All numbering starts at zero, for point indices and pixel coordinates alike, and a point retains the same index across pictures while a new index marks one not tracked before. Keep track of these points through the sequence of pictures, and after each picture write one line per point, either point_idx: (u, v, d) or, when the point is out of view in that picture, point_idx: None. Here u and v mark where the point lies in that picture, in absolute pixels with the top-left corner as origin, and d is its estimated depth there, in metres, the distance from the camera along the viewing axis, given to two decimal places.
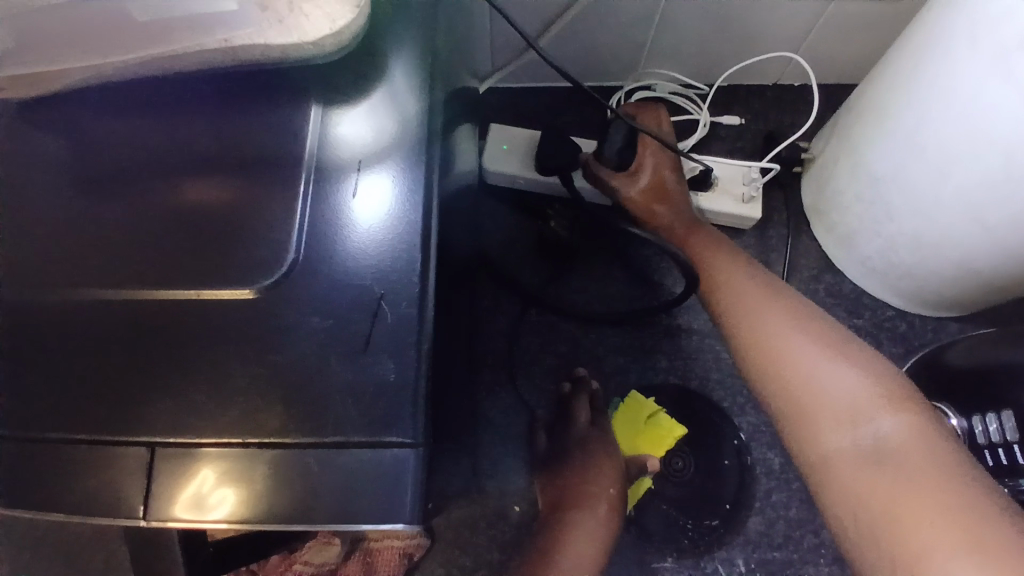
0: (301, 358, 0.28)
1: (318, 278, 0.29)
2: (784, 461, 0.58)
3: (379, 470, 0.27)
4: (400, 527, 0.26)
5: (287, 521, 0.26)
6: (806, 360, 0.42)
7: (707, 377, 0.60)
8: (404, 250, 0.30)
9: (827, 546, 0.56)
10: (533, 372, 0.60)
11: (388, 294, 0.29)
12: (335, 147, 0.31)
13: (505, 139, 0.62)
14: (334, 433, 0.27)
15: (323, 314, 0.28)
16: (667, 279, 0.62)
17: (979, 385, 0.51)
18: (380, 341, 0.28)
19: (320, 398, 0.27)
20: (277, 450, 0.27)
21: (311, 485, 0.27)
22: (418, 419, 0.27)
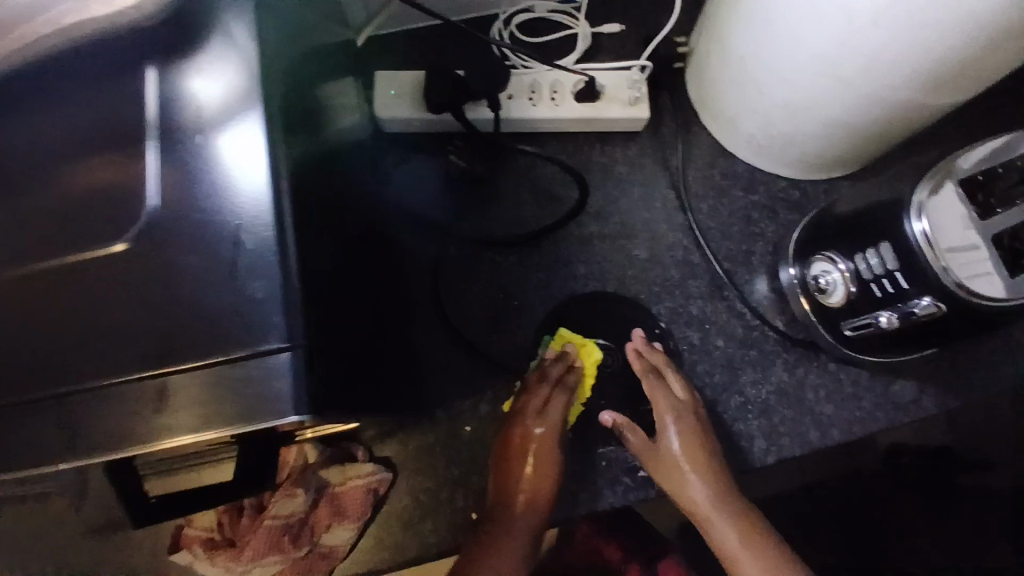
0: (183, 296, 0.31)
1: (179, 222, 0.32)
2: (703, 334, 0.64)
3: (263, 375, 0.31)
4: (293, 418, 0.31)
5: (199, 428, 0.31)
6: (739, 555, 0.54)
7: (624, 275, 0.64)
8: (257, 189, 0.32)
9: (751, 401, 0.62)
10: (463, 302, 0.62)
11: (247, 229, 0.32)
12: (176, 101, 0.33)
13: (392, 84, 0.62)
14: (221, 352, 0.31)
15: (188, 253, 0.31)
16: (560, 185, 0.66)
17: (862, 228, 0.54)
18: (246, 268, 0.32)
19: (211, 326, 0.31)
20: (174, 376, 0.31)
21: (210, 397, 0.31)
22: (296, 327, 0.31)
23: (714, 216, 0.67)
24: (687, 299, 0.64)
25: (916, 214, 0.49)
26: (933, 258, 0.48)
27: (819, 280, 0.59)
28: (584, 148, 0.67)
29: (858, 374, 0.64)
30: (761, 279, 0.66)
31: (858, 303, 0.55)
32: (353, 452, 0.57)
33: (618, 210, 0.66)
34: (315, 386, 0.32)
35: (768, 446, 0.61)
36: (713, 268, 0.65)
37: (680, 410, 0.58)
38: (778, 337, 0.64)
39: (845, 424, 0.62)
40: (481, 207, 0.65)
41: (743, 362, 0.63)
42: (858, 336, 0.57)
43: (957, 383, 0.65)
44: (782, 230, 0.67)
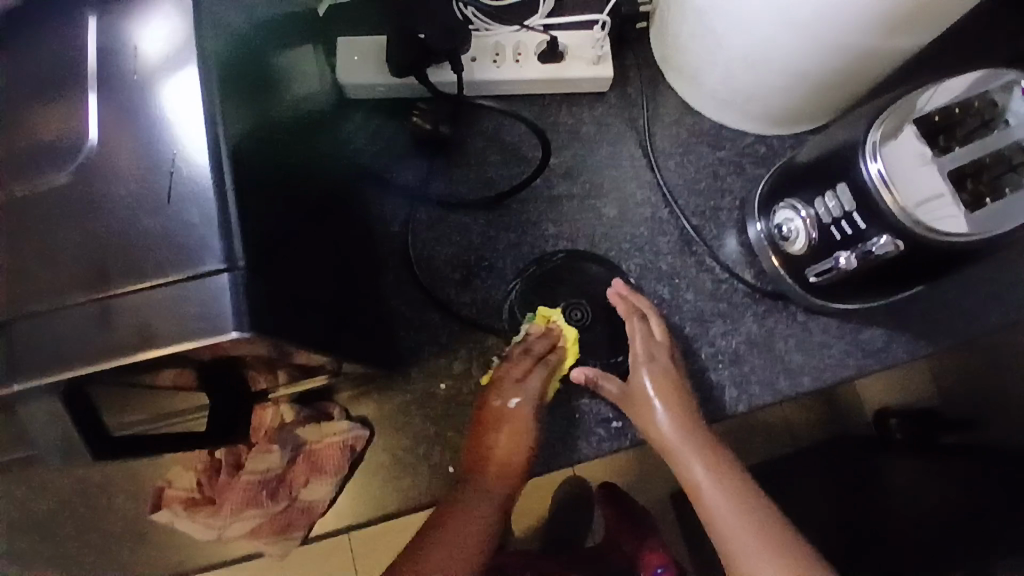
0: (120, 222, 0.33)
1: (117, 154, 0.34)
2: (672, 289, 0.64)
3: (200, 296, 0.32)
4: (232, 334, 0.32)
5: (136, 349, 0.32)
6: (705, 486, 0.54)
7: (593, 233, 0.65)
8: (195, 124, 0.34)
9: (721, 352, 0.63)
10: (433, 263, 0.63)
11: (182, 157, 0.34)
12: (113, 43, 0.35)
13: (355, 50, 0.63)
14: (159, 273, 0.33)
15: (127, 182, 0.34)
16: (526, 144, 0.67)
17: (821, 173, 0.55)
18: (182, 193, 0.33)
19: (147, 252, 0.33)
20: (112, 297, 0.32)
21: (146, 317, 0.32)
22: (235, 249, 0.33)
23: (681, 172, 0.67)
24: (656, 255, 0.65)
25: (872, 154, 0.50)
26: (889, 198, 0.49)
27: (782, 228, 0.60)
28: (551, 110, 0.68)
29: (828, 324, 0.64)
30: (730, 235, 0.66)
31: (819, 249, 0.56)
32: (329, 410, 0.58)
33: (585, 170, 0.67)
34: (258, 304, 0.33)
35: (738, 395, 0.62)
36: (681, 223, 0.66)
37: (654, 352, 0.58)
38: (747, 290, 0.64)
39: (815, 372, 0.63)
40: (450, 172, 0.66)
41: (713, 315, 0.64)
42: (823, 283, 0.58)
43: (928, 329, 0.65)
44: (750, 185, 0.67)
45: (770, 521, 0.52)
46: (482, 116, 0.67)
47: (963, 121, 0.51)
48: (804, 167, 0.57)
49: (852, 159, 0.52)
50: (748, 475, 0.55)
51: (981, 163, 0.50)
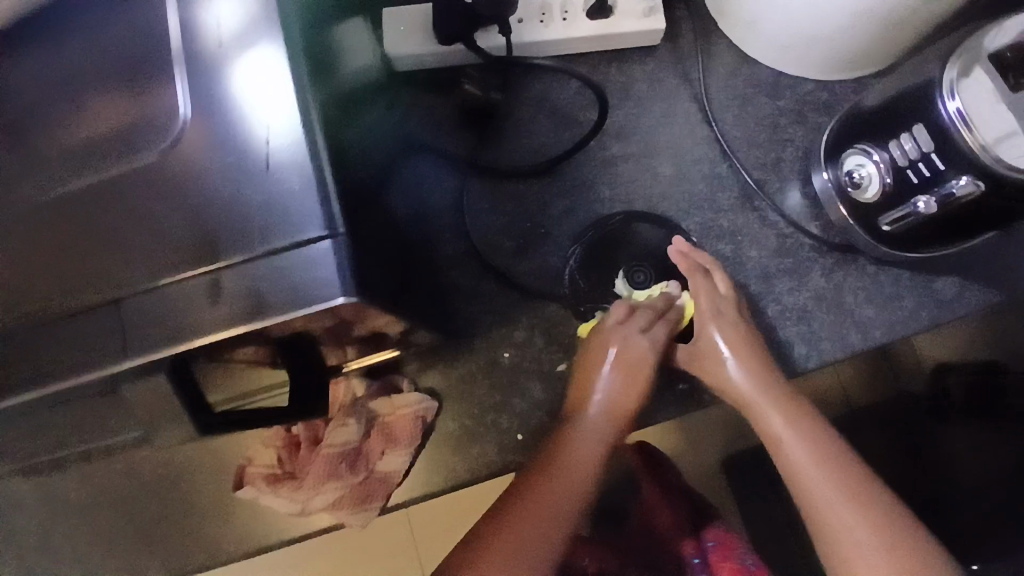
0: (219, 196, 0.34)
1: (210, 129, 0.34)
2: (735, 247, 0.63)
3: (307, 264, 0.33)
4: (340, 300, 0.33)
5: (247, 320, 0.33)
6: (785, 436, 0.53)
7: (650, 193, 0.64)
8: (282, 95, 0.34)
9: (789, 309, 0.61)
10: (489, 233, 0.63)
11: (273, 127, 0.34)
12: (192, 18, 0.35)
13: (400, 19, 0.62)
14: (262, 244, 0.33)
15: (223, 155, 0.34)
16: (577, 106, 0.65)
17: (896, 114, 0.52)
18: (277, 163, 0.34)
19: (248, 225, 0.33)
20: (218, 270, 0.33)
21: (255, 288, 0.33)
22: (333, 216, 0.33)
23: (739, 125, 0.65)
24: (717, 212, 0.63)
25: (949, 91, 0.47)
26: (968, 136, 0.46)
27: (853, 175, 0.57)
28: (600, 68, 0.66)
29: (899, 275, 0.62)
30: (793, 188, 0.64)
31: (895, 196, 0.54)
32: (397, 383, 0.59)
33: (639, 128, 0.65)
34: (358, 270, 0.34)
35: (808, 351, 0.61)
36: (741, 178, 0.64)
37: (720, 310, 0.57)
38: (814, 244, 0.62)
39: (887, 325, 0.61)
40: (501, 140, 0.65)
41: (779, 271, 0.62)
42: (897, 231, 0.56)
43: (1005, 276, 0.63)
44: (812, 134, 0.65)
45: (849, 467, 0.51)
46: (530, 80, 0.65)
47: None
48: (875, 109, 0.55)
49: (929, 97, 0.49)
50: (826, 425, 0.54)
51: None
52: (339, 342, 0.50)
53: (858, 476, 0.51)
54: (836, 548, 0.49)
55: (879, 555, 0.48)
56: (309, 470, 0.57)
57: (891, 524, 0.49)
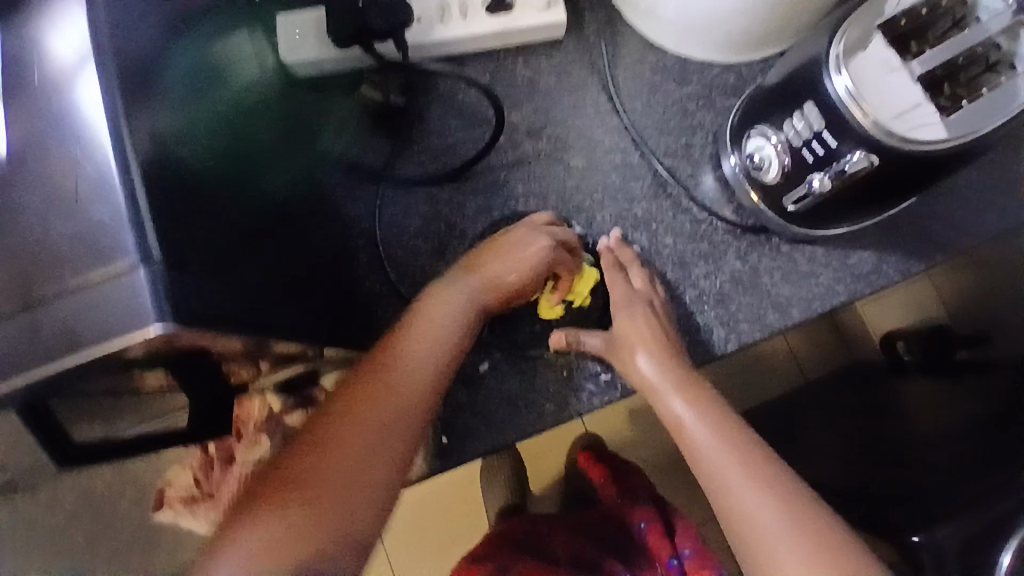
0: (34, 229, 0.33)
1: (27, 160, 0.34)
2: (650, 235, 0.63)
3: (119, 295, 0.32)
4: (153, 330, 0.32)
5: (71, 351, 0.32)
6: (692, 422, 0.54)
7: (563, 187, 0.63)
8: (99, 123, 0.33)
9: (705, 293, 0.62)
10: (402, 239, 0.62)
11: (85, 155, 0.33)
12: (13, 50, 0.35)
13: (296, 26, 0.60)
14: (75, 277, 0.32)
15: (36, 186, 0.33)
16: (483, 105, 0.65)
17: (788, 94, 0.52)
18: (88, 192, 0.33)
19: (61, 258, 0.32)
20: (39, 304, 0.33)
21: (75, 320, 0.32)
22: (148, 245, 0.33)
23: (648, 113, 0.65)
24: (630, 202, 0.63)
25: (836, 68, 0.48)
26: (860, 114, 0.47)
27: (753, 158, 0.57)
28: (506, 64, 0.65)
29: (814, 252, 0.62)
30: (705, 172, 0.64)
31: (792, 175, 0.54)
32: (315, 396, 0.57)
33: (548, 122, 0.64)
34: (180, 298, 0.33)
35: (727, 334, 0.61)
36: (653, 166, 0.63)
37: (631, 300, 0.57)
38: (727, 227, 0.62)
39: (804, 302, 0.62)
40: (409, 143, 0.64)
41: (694, 256, 0.62)
42: (802, 211, 0.56)
43: (919, 245, 0.63)
44: (720, 117, 0.65)
45: (749, 446, 0.52)
46: (436, 80, 0.64)
47: (934, 23, 0.49)
48: (770, 89, 0.55)
49: (817, 76, 0.49)
50: (727, 409, 0.55)
51: (955, 65, 0.48)
52: (253, 358, 0.48)
53: (758, 453, 0.52)
54: (744, 529, 0.50)
55: (785, 532, 0.49)
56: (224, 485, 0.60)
57: (794, 500, 0.50)
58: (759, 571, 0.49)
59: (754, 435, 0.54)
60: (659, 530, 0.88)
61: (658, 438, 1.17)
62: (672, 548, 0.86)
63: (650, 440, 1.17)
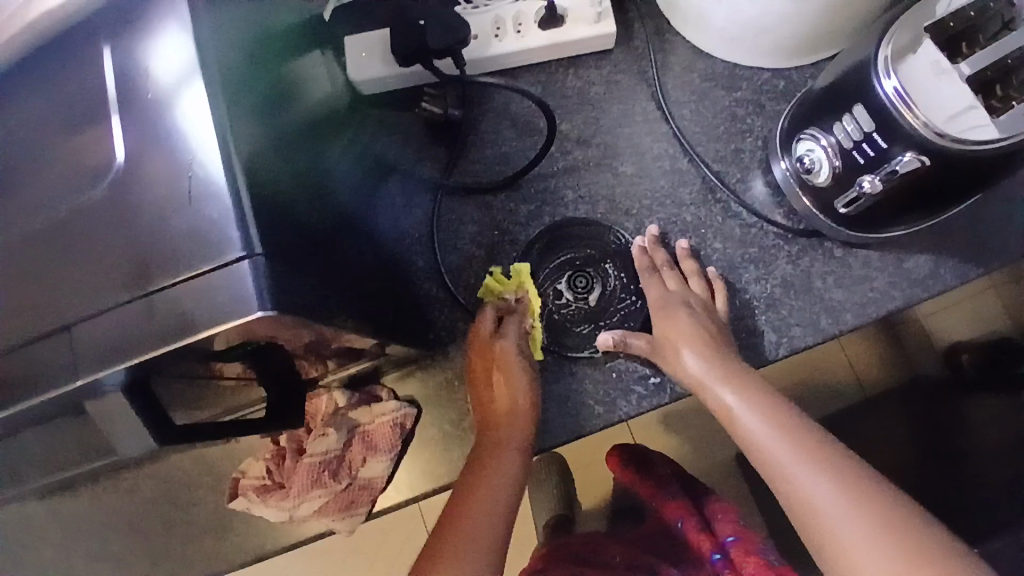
0: (150, 227, 0.37)
1: (141, 168, 0.38)
2: (699, 239, 0.64)
3: (229, 283, 0.36)
4: (257, 313, 0.36)
5: (176, 336, 0.37)
6: (745, 411, 0.53)
7: (613, 193, 0.65)
8: (207, 132, 0.38)
9: (756, 298, 0.62)
10: (457, 243, 0.65)
11: (194, 163, 0.38)
12: (126, 72, 0.39)
13: (361, 46, 0.65)
14: (186, 267, 0.37)
15: (151, 190, 0.38)
16: (532, 116, 0.67)
17: (840, 96, 0.53)
18: (198, 194, 0.37)
19: (175, 250, 0.37)
20: (150, 293, 0.37)
21: (182, 307, 0.37)
22: (251, 238, 0.37)
23: (697, 119, 0.66)
24: (680, 207, 0.65)
25: (885, 70, 0.48)
26: (912, 115, 0.47)
27: (804, 161, 0.57)
28: (558, 76, 0.67)
29: (869, 257, 0.62)
30: (756, 177, 0.65)
31: (844, 177, 0.54)
32: (377, 393, 0.62)
33: (598, 131, 0.67)
34: (278, 287, 0.37)
35: (778, 338, 0.61)
36: (701, 171, 0.64)
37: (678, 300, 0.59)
38: (778, 231, 0.63)
39: (858, 307, 0.61)
40: (464, 152, 0.67)
41: (744, 261, 0.63)
42: (855, 212, 0.56)
43: (981, 250, 0.62)
44: (770, 123, 0.65)
45: (804, 431, 0.52)
46: (491, 92, 0.68)
47: (986, 25, 0.48)
48: (821, 93, 0.55)
49: (866, 78, 0.49)
50: (778, 396, 0.55)
51: (1005, 66, 0.47)
52: (320, 357, 0.53)
53: (815, 437, 0.51)
54: (812, 519, 0.48)
55: (852, 512, 0.47)
56: (294, 478, 0.62)
57: (860, 485, 0.48)
58: (833, 560, 0.47)
59: (810, 419, 0.53)
60: (697, 526, 0.80)
61: (708, 448, 1.15)
62: (715, 542, 0.78)
63: (701, 451, 1.15)
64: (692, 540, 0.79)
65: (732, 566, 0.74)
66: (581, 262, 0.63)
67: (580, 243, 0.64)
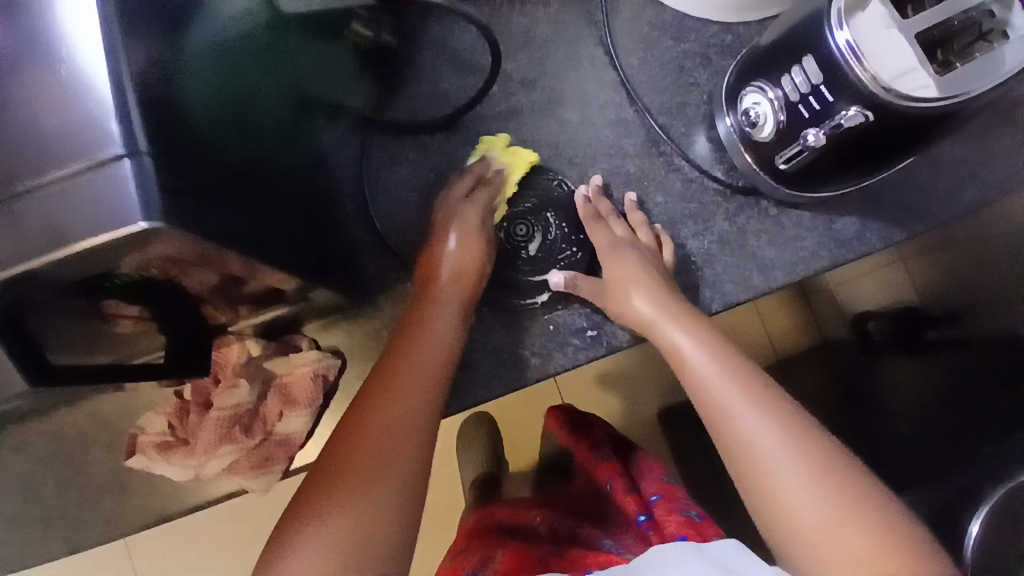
0: (17, 120, 0.32)
1: (9, 49, 0.32)
2: (641, 192, 0.63)
3: (107, 187, 0.31)
4: (141, 226, 0.31)
5: (41, 251, 0.31)
6: (697, 351, 0.53)
7: (556, 140, 0.62)
8: (88, 10, 0.32)
9: (693, 254, 0.62)
10: (389, 184, 0.61)
11: (71, 46, 0.32)
12: None
13: None
14: (59, 169, 0.31)
15: (20, 75, 0.32)
16: (473, 51, 0.63)
17: (790, 49, 0.52)
18: (75, 81, 0.31)
19: (44, 149, 0.31)
20: (14, 201, 0.31)
21: (52, 216, 0.31)
22: (135, 135, 0.31)
23: (644, 68, 0.64)
24: (623, 158, 0.63)
25: (838, 22, 0.47)
26: (861, 69, 0.47)
27: (750, 113, 0.57)
28: (503, 10, 0.63)
29: (801, 217, 0.63)
30: (699, 132, 0.64)
31: (787, 132, 0.54)
32: (297, 342, 0.58)
33: (544, 73, 0.63)
34: (170, 197, 0.32)
35: (712, 294, 0.62)
36: (646, 122, 0.63)
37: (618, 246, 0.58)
38: (718, 188, 0.62)
39: (789, 265, 0.62)
40: (399, 88, 0.63)
41: (683, 216, 0.63)
42: (794, 170, 0.56)
43: (903, 215, 0.64)
44: (716, 77, 0.64)
45: (750, 373, 0.53)
46: (429, 22, 0.62)
47: None
48: (771, 46, 0.54)
49: (818, 30, 0.49)
50: (732, 343, 0.55)
51: (949, 30, 0.48)
52: (232, 302, 0.48)
53: (759, 378, 0.53)
54: (745, 455, 0.50)
55: (788, 452, 0.49)
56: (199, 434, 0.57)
57: (795, 424, 0.50)
58: (758, 492, 0.49)
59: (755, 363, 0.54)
60: (625, 488, 0.78)
61: (633, 408, 1.18)
62: (641, 504, 0.75)
63: (627, 411, 1.18)
64: (619, 502, 0.77)
65: (655, 527, 0.70)
66: (523, 208, 0.61)
67: (518, 192, 0.61)
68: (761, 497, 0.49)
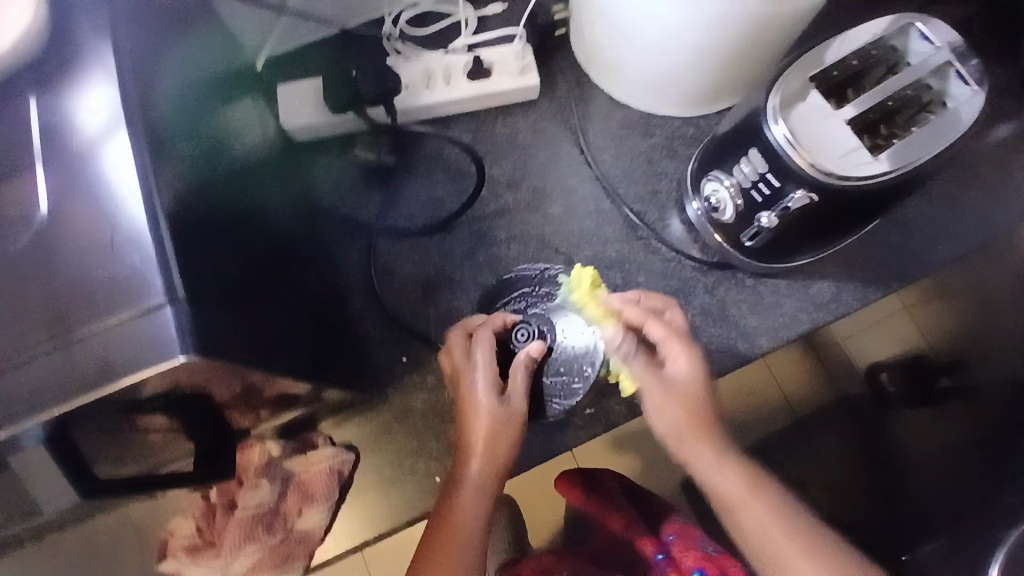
0: (72, 277, 0.37)
1: (63, 216, 0.38)
2: (624, 275, 0.68)
3: (151, 331, 0.37)
4: (180, 359, 0.37)
5: (95, 386, 0.36)
6: (691, 439, 0.55)
7: (543, 234, 0.69)
8: (131, 182, 0.38)
9: None
10: (394, 285, 0.66)
11: (119, 214, 0.38)
12: (55, 125, 0.39)
13: (295, 96, 0.65)
14: (111, 316, 0.37)
15: (74, 239, 0.38)
16: (457, 159, 0.70)
17: (741, 141, 0.58)
18: (124, 243, 0.38)
19: (97, 300, 0.37)
20: (73, 345, 0.37)
21: (104, 356, 0.37)
22: (174, 284, 0.37)
23: (617, 163, 0.71)
24: (605, 244, 0.68)
25: (775, 118, 0.53)
26: (798, 157, 0.52)
27: (711, 199, 0.63)
28: (486, 124, 0.71)
29: (777, 284, 0.67)
30: (673, 216, 0.70)
31: (746, 214, 0.60)
32: (313, 440, 0.62)
33: (527, 175, 0.70)
34: (202, 333, 0.38)
35: (701, 364, 0.65)
36: (624, 211, 0.69)
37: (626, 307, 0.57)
38: (695, 265, 0.67)
39: (771, 330, 0.66)
40: (397, 197, 0.69)
41: (666, 293, 0.67)
42: (759, 245, 0.61)
43: (874, 275, 0.68)
44: (683, 165, 0.71)
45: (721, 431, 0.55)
46: (424, 138, 0.70)
47: (870, 71, 0.56)
48: (726, 138, 0.60)
49: (759, 125, 0.55)
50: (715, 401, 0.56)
51: (887, 108, 0.54)
52: (253, 407, 0.52)
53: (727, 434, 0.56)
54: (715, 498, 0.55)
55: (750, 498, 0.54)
56: (224, 536, 0.61)
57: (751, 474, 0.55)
58: (726, 525, 0.56)
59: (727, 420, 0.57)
60: (641, 530, 0.80)
61: (653, 476, 1.18)
62: (658, 544, 0.78)
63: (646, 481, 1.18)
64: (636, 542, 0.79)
65: (673, 562, 0.73)
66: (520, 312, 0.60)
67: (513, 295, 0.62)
68: (728, 527, 0.56)
